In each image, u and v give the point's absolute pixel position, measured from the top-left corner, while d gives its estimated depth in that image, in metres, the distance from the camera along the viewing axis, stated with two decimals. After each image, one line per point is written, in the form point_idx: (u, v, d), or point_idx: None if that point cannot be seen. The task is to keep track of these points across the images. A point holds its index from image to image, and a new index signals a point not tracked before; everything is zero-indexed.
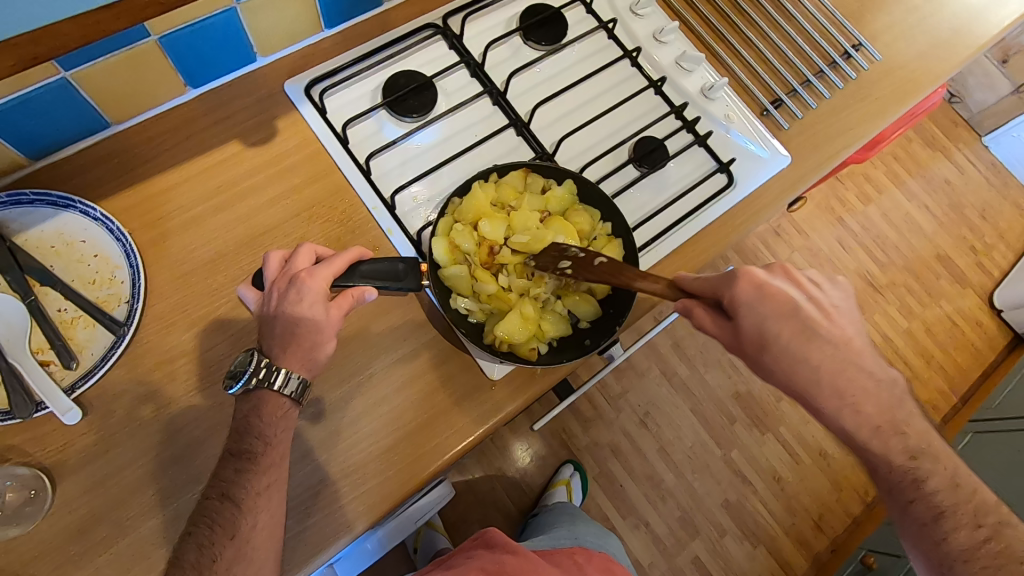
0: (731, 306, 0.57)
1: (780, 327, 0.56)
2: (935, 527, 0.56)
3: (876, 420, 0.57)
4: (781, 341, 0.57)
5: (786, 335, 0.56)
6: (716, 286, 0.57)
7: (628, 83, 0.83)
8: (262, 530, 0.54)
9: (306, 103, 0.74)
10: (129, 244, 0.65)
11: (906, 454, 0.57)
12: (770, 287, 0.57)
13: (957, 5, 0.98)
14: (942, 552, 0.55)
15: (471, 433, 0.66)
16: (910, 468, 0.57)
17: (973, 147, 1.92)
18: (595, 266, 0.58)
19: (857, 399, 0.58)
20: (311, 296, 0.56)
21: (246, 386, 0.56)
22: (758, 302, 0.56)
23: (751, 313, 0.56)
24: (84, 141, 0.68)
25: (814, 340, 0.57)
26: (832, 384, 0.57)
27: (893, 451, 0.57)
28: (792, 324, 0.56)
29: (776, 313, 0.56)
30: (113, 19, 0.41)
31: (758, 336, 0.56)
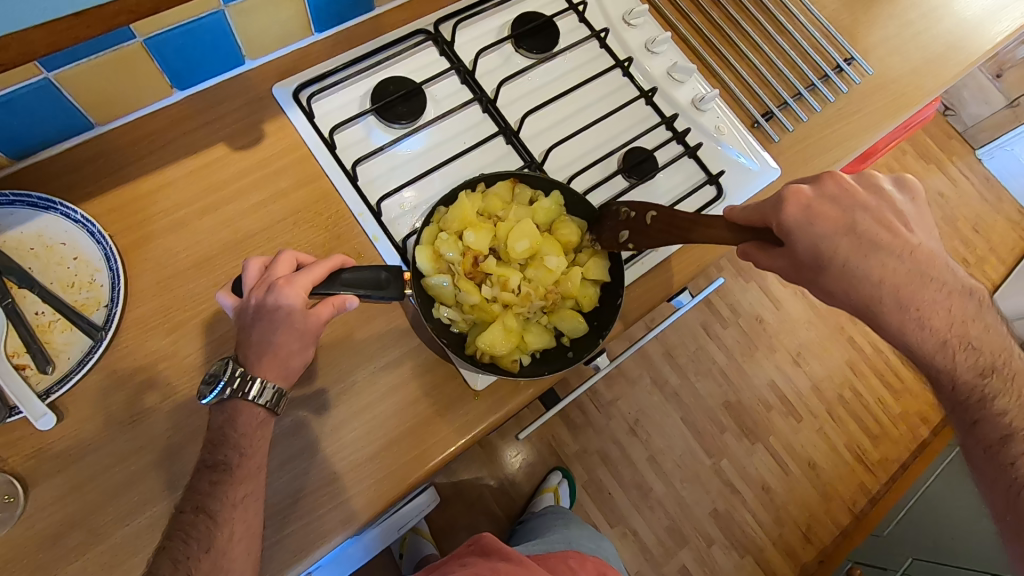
0: (783, 233, 0.52)
1: (836, 252, 0.51)
2: (1004, 448, 0.55)
3: (943, 334, 0.55)
4: (840, 261, 0.52)
5: (844, 252, 0.52)
6: (763, 213, 0.53)
7: (619, 93, 0.83)
8: (239, 542, 0.53)
9: (294, 107, 0.74)
10: (109, 247, 0.64)
11: (978, 371, 0.56)
12: (820, 206, 0.52)
13: (950, 21, 0.98)
14: (1009, 476, 0.54)
15: (452, 444, 0.66)
16: (978, 384, 0.56)
17: (967, 159, 1.92)
18: (649, 223, 0.56)
19: (926, 313, 0.54)
20: (290, 304, 0.56)
21: (219, 396, 0.55)
22: (808, 223, 0.51)
23: (805, 235, 0.51)
24: (67, 142, 0.68)
25: (872, 261, 0.52)
26: (899, 295, 0.53)
27: (962, 367, 0.56)
28: (848, 239, 0.52)
29: (831, 231, 0.52)
30: (83, 26, 0.40)
31: (814, 255, 0.52)
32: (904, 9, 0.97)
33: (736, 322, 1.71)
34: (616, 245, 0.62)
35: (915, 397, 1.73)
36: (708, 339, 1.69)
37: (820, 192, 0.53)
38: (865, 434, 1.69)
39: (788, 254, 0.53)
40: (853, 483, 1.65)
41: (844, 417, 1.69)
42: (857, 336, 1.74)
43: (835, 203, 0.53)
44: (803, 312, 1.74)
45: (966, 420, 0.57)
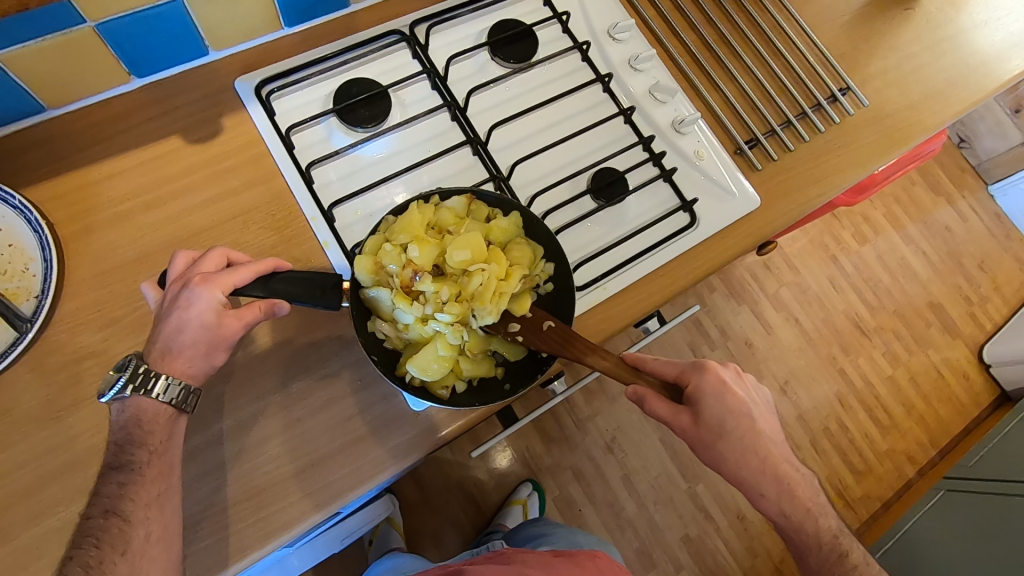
0: (696, 394, 0.61)
1: (736, 422, 0.60)
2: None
3: (808, 504, 0.64)
4: (736, 433, 0.61)
5: (740, 430, 0.61)
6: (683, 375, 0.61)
7: (596, 110, 0.80)
8: (157, 540, 0.52)
9: (255, 102, 0.71)
10: (45, 236, 0.62)
11: (831, 531, 0.66)
12: (733, 386, 0.61)
13: (957, 56, 0.94)
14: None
15: (385, 465, 0.63)
16: (833, 545, 0.66)
17: (978, 195, 1.87)
18: (543, 329, 0.59)
19: (793, 487, 0.64)
20: (204, 304, 0.53)
21: (120, 394, 0.53)
22: (722, 397, 0.60)
23: (716, 405, 0.60)
24: (15, 125, 0.66)
25: (757, 437, 0.62)
26: (775, 474, 0.63)
27: (822, 532, 0.65)
28: (745, 421, 0.61)
29: (736, 410, 0.61)
30: None
31: (719, 426, 0.60)
32: (909, 40, 0.93)
33: (725, 345, 1.67)
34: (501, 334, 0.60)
35: (902, 436, 1.69)
36: None
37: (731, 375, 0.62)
38: (848, 470, 1.65)
39: (689, 414, 0.61)
40: None
41: (829, 450, 1.65)
42: (848, 368, 1.70)
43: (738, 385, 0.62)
44: (795, 340, 1.69)
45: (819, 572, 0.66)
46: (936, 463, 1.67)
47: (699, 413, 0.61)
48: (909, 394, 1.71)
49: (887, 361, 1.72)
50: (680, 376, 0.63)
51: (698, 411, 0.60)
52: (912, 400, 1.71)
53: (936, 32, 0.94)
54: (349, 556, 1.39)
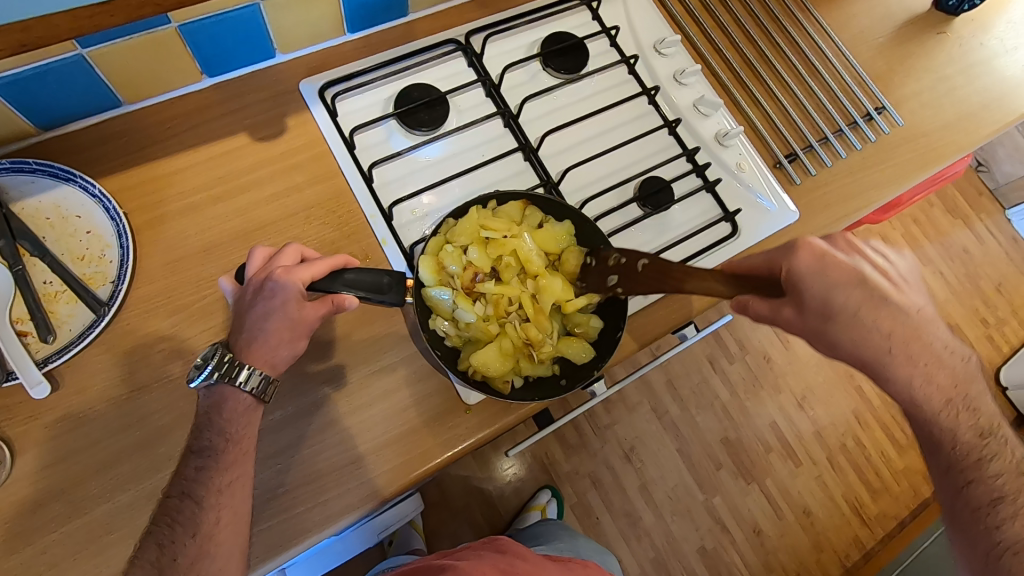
0: (793, 277, 0.57)
1: (846, 296, 0.56)
2: (981, 517, 0.59)
3: (949, 394, 0.60)
4: (848, 306, 0.57)
5: (854, 302, 0.57)
6: (773, 260, 0.59)
7: (642, 121, 0.83)
8: (226, 525, 0.52)
9: (318, 104, 0.74)
10: (122, 224, 0.65)
11: (977, 431, 0.61)
12: (834, 258, 0.57)
13: (989, 80, 0.96)
14: (993, 539, 0.58)
15: (436, 457, 0.65)
16: (977, 445, 0.61)
17: (996, 218, 1.88)
18: (640, 270, 0.57)
19: (928, 366, 0.59)
20: (286, 294, 0.56)
21: (207, 380, 0.55)
22: (821, 271, 0.56)
23: (816, 283, 0.57)
24: (94, 117, 0.69)
25: (875, 301, 0.57)
26: (905, 349, 0.59)
27: (964, 428, 0.61)
28: (858, 292, 0.57)
29: (842, 281, 0.56)
30: (107, 16, 0.42)
31: (823, 305, 0.57)
32: (942, 63, 0.96)
33: (744, 358, 1.68)
34: (603, 288, 0.62)
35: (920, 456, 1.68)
36: (712, 372, 1.67)
37: (831, 245, 0.59)
38: (865, 487, 1.65)
39: (792, 303, 0.58)
40: (847, 536, 1.61)
41: (844, 466, 1.65)
42: (865, 387, 1.70)
43: (846, 256, 0.58)
44: (813, 355, 1.70)
45: (954, 478, 0.62)
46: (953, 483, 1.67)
47: (803, 300, 0.57)
48: None
49: None
50: (770, 264, 0.59)
51: (800, 297, 0.57)
52: None
53: (967, 56, 0.97)
54: (368, 555, 1.39)
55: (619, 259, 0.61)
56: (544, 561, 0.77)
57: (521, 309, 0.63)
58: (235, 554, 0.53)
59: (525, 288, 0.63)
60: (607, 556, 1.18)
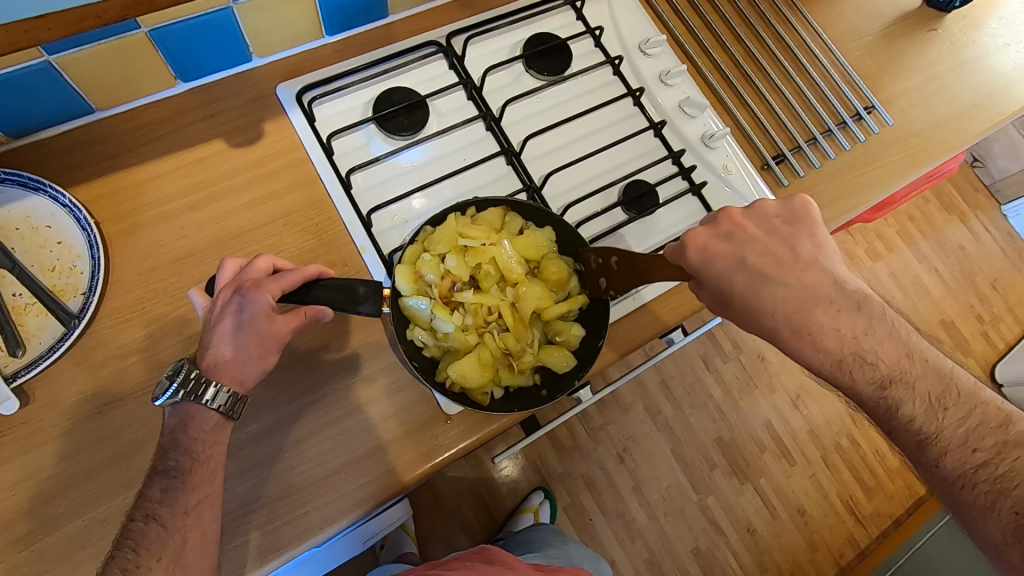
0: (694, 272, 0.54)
1: (737, 283, 0.52)
2: (922, 453, 0.48)
3: (841, 351, 0.50)
4: (741, 292, 0.53)
5: (741, 288, 0.52)
6: (671, 257, 0.55)
7: (626, 123, 0.81)
8: (193, 548, 0.52)
9: (296, 108, 0.73)
10: (93, 234, 0.63)
11: (874, 376, 0.50)
12: (716, 246, 0.53)
13: (980, 78, 0.95)
14: (940, 478, 0.47)
15: (416, 468, 0.64)
16: (881, 391, 0.50)
17: (991, 214, 1.87)
18: (615, 266, 0.59)
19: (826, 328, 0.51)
20: (255, 308, 0.55)
21: (173, 398, 0.54)
22: (705, 264, 0.53)
23: (709, 274, 0.53)
24: (65, 125, 0.67)
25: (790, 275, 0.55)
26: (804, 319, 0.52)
27: (860, 381, 0.50)
28: (744, 276, 0.52)
29: (730, 268, 0.52)
30: (43, 29, 0.41)
31: (720, 293, 0.53)
32: (934, 61, 0.95)
33: (737, 358, 1.67)
34: (599, 292, 0.63)
35: (914, 453, 1.67)
36: (706, 372, 1.66)
37: (713, 230, 0.54)
38: (859, 485, 1.64)
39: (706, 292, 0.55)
40: (841, 535, 1.60)
41: (839, 465, 1.65)
42: None
43: (726, 238, 0.54)
44: None
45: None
46: None
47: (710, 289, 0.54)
48: None
49: None
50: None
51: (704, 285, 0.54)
52: None
53: (958, 54, 0.96)
54: (360, 560, 1.38)
55: (600, 261, 0.61)
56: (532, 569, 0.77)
57: (500, 318, 0.62)
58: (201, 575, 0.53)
59: (505, 296, 0.63)
60: (600, 564, 1.18)
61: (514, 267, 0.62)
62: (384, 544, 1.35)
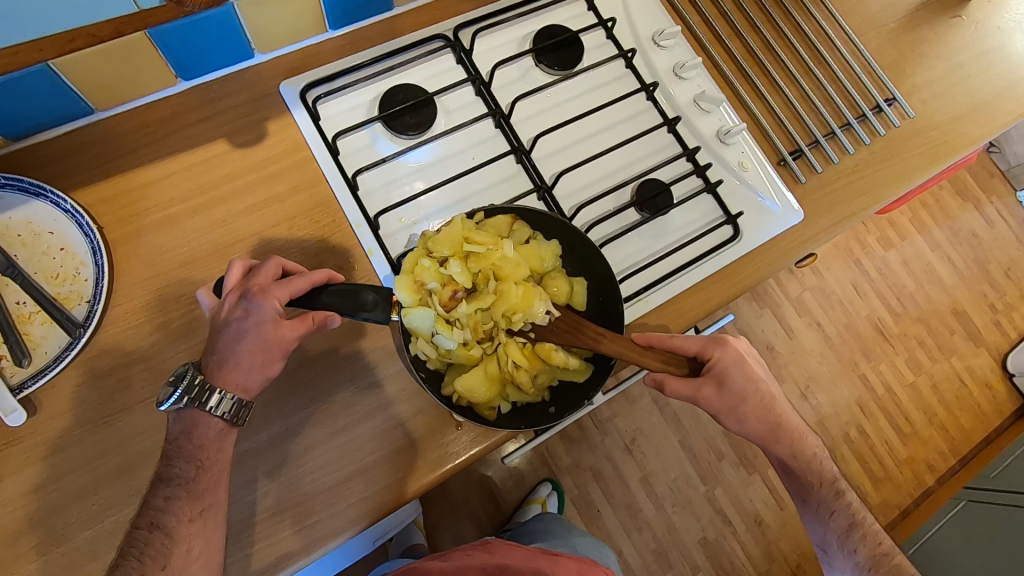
0: (720, 367, 0.64)
1: (759, 388, 0.66)
2: (847, 539, 0.70)
3: (817, 448, 0.70)
4: (757, 396, 0.66)
5: (758, 389, 0.66)
6: (704, 346, 0.65)
7: (639, 118, 0.79)
8: (197, 558, 0.52)
9: (300, 107, 0.71)
10: (96, 240, 0.62)
11: (831, 473, 0.71)
12: (748, 357, 0.66)
13: (1004, 66, 0.92)
14: (855, 560, 0.70)
15: (425, 477, 0.64)
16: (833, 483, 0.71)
17: (1006, 200, 1.83)
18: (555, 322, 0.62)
19: (802, 435, 0.69)
20: (262, 314, 0.53)
21: (177, 405, 0.53)
22: (739, 365, 0.65)
23: (735, 375, 0.65)
24: (64, 126, 0.65)
25: (769, 404, 0.67)
26: (790, 427, 0.68)
27: (826, 470, 0.71)
28: (763, 383, 0.66)
29: (756, 376, 0.66)
30: None
31: (742, 392, 0.65)
32: (956, 49, 0.91)
33: None
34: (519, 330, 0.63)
35: (923, 443, 1.66)
36: None
37: (741, 343, 0.67)
38: (868, 476, 1.63)
39: (712, 385, 0.64)
40: None
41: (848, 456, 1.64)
42: (870, 374, 1.67)
43: (755, 355, 0.68)
44: (817, 343, 1.67)
45: (820, 511, 0.71)
46: (955, 471, 1.65)
47: (722, 384, 0.64)
48: (930, 401, 1.69)
49: (909, 368, 1.69)
50: (701, 351, 0.65)
51: (722, 383, 0.64)
52: (933, 407, 1.69)
53: (982, 41, 0.92)
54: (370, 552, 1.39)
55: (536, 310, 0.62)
56: (538, 556, 0.74)
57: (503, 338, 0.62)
58: None
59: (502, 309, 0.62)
60: (604, 549, 1.18)
61: (515, 273, 0.61)
62: (393, 537, 1.36)
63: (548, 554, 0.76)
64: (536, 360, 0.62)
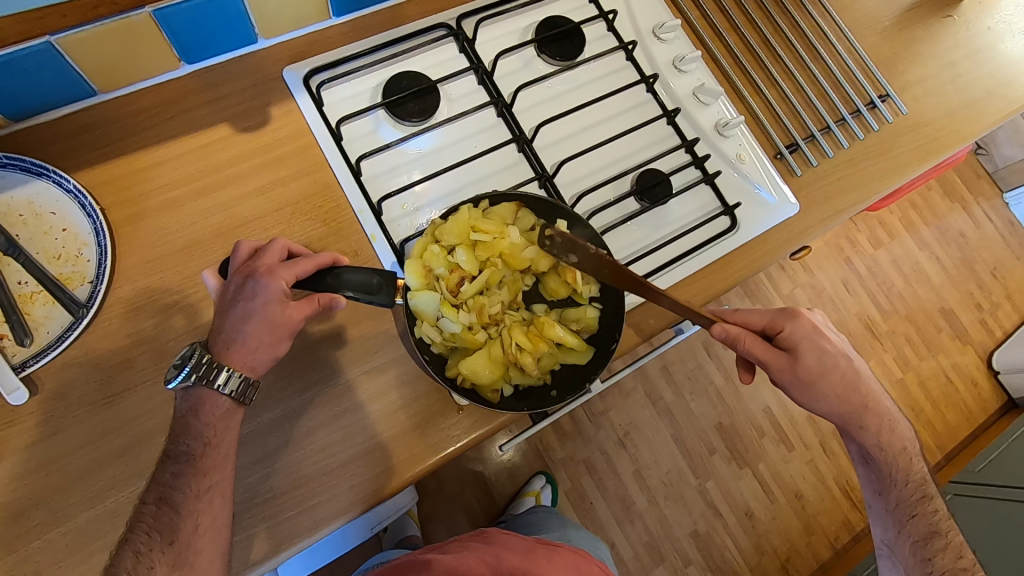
0: (791, 338, 0.65)
1: (835, 363, 0.65)
2: (925, 545, 0.68)
3: (904, 444, 0.70)
4: (836, 372, 0.65)
5: (841, 366, 0.65)
6: (778, 319, 0.66)
7: (638, 110, 0.80)
8: (205, 533, 0.52)
9: (303, 92, 0.71)
10: (99, 221, 0.62)
11: (920, 476, 0.70)
12: (822, 330, 0.66)
13: (994, 66, 0.94)
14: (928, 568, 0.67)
15: (426, 460, 0.64)
16: (919, 488, 0.70)
17: (993, 202, 1.87)
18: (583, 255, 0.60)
19: (889, 426, 0.69)
20: (268, 294, 0.54)
21: (184, 382, 0.53)
22: (814, 337, 0.65)
23: (809, 346, 0.64)
24: (66, 108, 0.65)
25: (851, 379, 0.66)
26: (877, 413, 0.68)
27: (913, 471, 0.70)
28: (843, 360, 0.65)
29: (830, 350, 0.65)
30: (61, 16, 0.49)
31: (817, 364, 0.64)
32: (948, 48, 0.93)
33: None
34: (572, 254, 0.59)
35: None
36: (707, 358, 1.66)
37: (818, 319, 0.68)
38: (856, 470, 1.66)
39: (787, 355, 0.64)
40: (837, 518, 1.62)
41: (835, 451, 1.66)
42: None
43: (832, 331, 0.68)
44: None
45: (899, 511, 0.70)
46: (941, 466, 1.68)
47: (796, 355, 0.64)
48: (918, 398, 1.71)
49: (897, 365, 1.72)
50: (769, 325, 0.66)
51: (795, 354, 0.64)
52: (921, 403, 1.72)
53: (973, 41, 0.94)
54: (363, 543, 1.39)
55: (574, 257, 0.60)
56: (536, 547, 0.75)
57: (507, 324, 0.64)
58: (216, 559, 0.53)
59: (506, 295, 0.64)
60: (599, 543, 1.19)
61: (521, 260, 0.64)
62: (387, 528, 1.36)
63: (545, 547, 0.76)
64: (540, 344, 0.63)
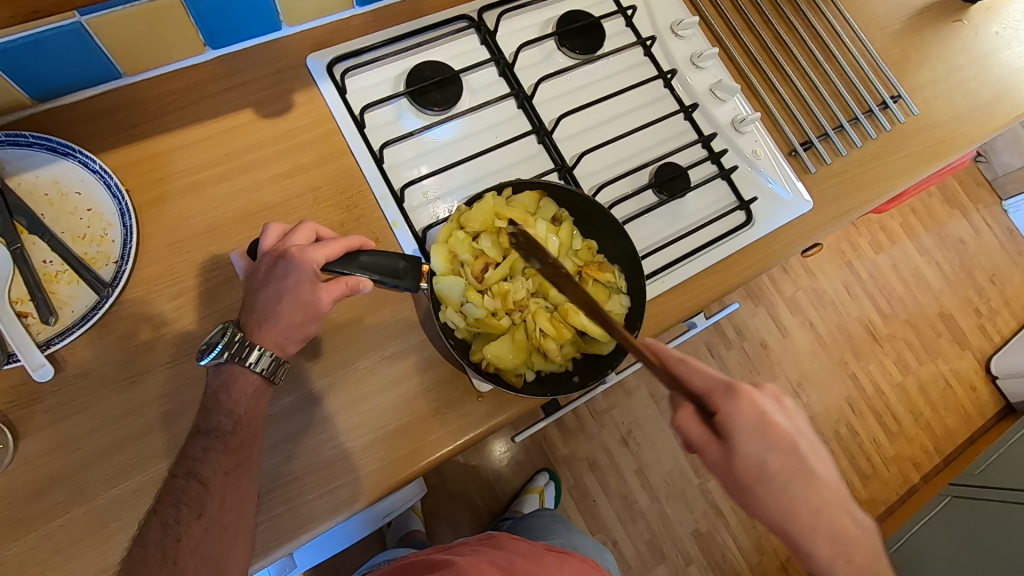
0: (725, 422, 0.51)
1: (778, 460, 0.52)
2: None
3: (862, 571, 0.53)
4: (778, 472, 0.52)
5: (776, 467, 0.52)
6: (713, 397, 0.52)
7: (656, 105, 0.81)
8: (231, 510, 0.52)
9: (327, 80, 0.72)
10: (124, 201, 0.63)
11: None
12: (769, 416, 0.52)
13: (1001, 70, 0.95)
14: None
15: (446, 445, 0.65)
16: None
17: (992, 209, 1.89)
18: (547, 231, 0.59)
19: (851, 549, 0.53)
20: (299, 275, 0.54)
21: (217, 359, 0.54)
22: (755, 427, 0.51)
23: (742, 437, 0.51)
24: (91, 89, 0.65)
25: (796, 481, 0.52)
26: (829, 530, 0.53)
27: None
28: (785, 457, 0.52)
29: (774, 445, 0.52)
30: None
31: (755, 464, 0.52)
32: (957, 52, 0.95)
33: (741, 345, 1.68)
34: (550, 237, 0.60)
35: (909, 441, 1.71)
36: (709, 359, 1.67)
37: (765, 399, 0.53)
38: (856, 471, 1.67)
39: (718, 444, 0.52)
40: None
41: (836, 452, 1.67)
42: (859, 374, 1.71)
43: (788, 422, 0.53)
44: (809, 343, 1.70)
45: None
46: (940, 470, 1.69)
47: (729, 444, 0.51)
48: (917, 401, 1.73)
49: (897, 369, 1.73)
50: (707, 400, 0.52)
51: (728, 443, 0.51)
52: (920, 407, 1.73)
53: (982, 44, 0.96)
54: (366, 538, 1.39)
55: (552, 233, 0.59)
56: (545, 552, 0.75)
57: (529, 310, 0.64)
58: (240, 537, 0.53)
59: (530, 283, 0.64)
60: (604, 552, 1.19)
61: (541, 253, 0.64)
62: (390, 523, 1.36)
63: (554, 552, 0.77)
64: (563, 330, 0.63)
